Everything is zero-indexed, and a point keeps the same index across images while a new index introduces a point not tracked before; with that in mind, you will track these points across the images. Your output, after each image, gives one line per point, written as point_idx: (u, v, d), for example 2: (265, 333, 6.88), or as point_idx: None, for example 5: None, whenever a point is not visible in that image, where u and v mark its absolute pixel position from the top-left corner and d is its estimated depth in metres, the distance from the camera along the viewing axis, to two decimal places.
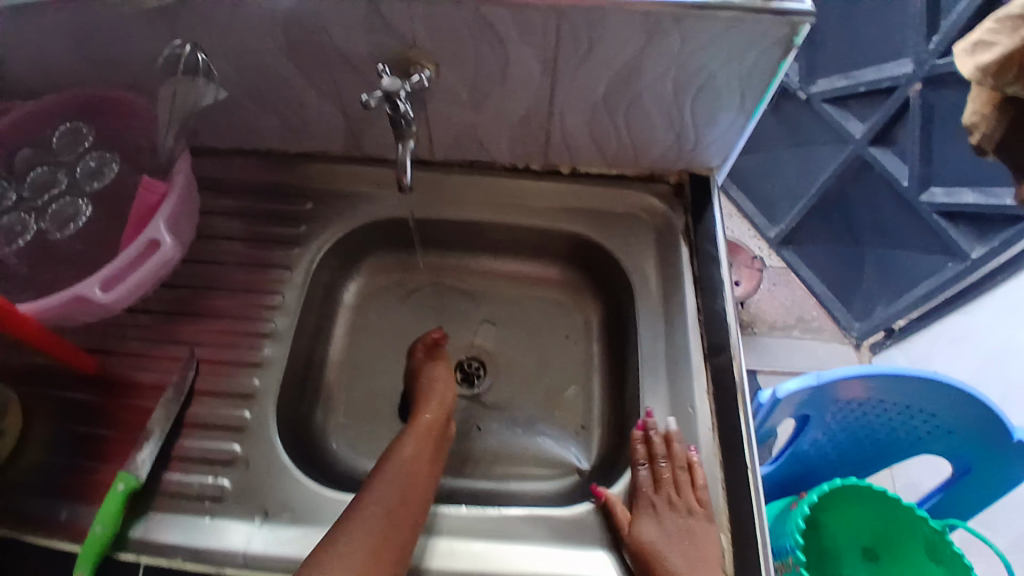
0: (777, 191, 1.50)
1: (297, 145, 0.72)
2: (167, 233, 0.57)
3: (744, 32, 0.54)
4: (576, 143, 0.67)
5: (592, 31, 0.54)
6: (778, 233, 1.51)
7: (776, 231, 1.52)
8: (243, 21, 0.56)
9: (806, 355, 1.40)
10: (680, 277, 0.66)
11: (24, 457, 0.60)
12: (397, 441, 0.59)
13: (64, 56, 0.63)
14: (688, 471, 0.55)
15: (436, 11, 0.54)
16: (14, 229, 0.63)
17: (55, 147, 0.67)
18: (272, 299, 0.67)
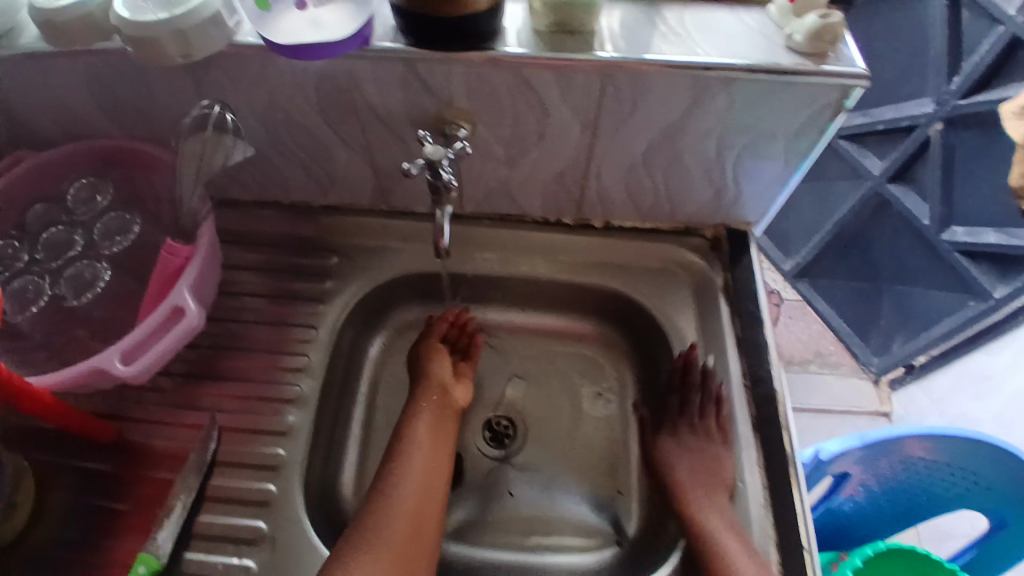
0: (794, 226, 1.48)
1: (322, 198, 0.70)
2: (190, 299, 0.54)
3: (796, 94, 0.52)
4: (611, 199, 0.65)
5: (637, 92, 0.53)
6: (794, 266, 1.48)
7: (791, 264, 1.49)
8: (273, 79, 0.54)
9: (822, 393, 1.31)
10: (723, 340, 0.63)
11: (35, 531, 0.58)
12: (400, 430, 0.60)
13: (83, 108, 0.61)
14: (720, 403, 0.61)
15: (476, 72, 0.52)
16: (27, 293, 0.61)
17: (71, 202, 0.65)
18: (297, 360, 0.65)
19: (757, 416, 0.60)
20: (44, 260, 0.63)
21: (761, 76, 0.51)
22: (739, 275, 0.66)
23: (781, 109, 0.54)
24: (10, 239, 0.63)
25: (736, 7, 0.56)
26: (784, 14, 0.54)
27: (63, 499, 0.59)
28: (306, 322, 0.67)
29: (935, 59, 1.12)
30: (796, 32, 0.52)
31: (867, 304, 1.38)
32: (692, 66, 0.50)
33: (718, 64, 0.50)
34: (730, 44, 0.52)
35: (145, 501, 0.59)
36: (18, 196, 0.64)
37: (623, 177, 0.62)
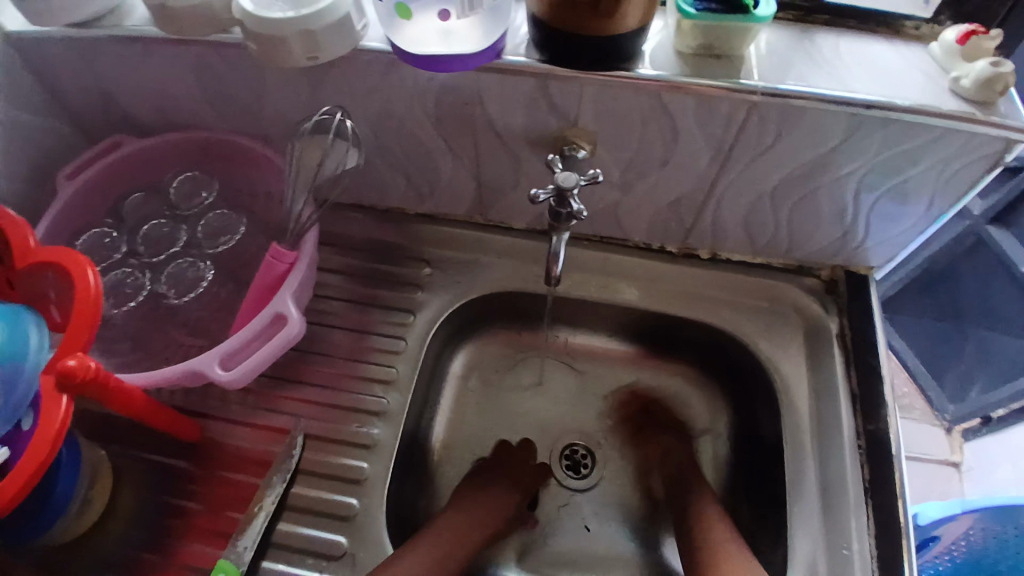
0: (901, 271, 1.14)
1: (418, 206, 0.68)
2: (292, 306, 0.53)
3: (955, 142, 0.49)
4: (724, 229, 0.63)
5: (783, 126, 0.50)
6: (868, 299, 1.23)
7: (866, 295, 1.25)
8: (394, 87, 0.52)
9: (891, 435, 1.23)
10: (836, 392, 0.61)
11: (109, 524, 0.59)
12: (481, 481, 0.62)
13: (190, 102, 0.59)
14: (777, 317, 0.66)
15: (611, 92, 0.49)
16: (125, 287, 0.61)
17: (172, 197, 0.65)
18: (385, 372, 0.64)
19: (872, 481, 0.57)
20: (144, 253, 0.63)
21: (924, 121, 0.47)
22: (858, 323, 0.64)
23: (938, 155, 0.50)
24: (106, 228, 0.63)
25: (894, 41, 0.53)
26: (951, 53, 0.50)
27: (139, 496, 0.60)
28: (393, 331, 0.65)
29: None
30: (964, 76, 0.48)
31: (945, 346, 1.18)
32: (851, 104, 0.47)
33: (880, 102, 0.47)
34: (892, 83, 0.49)
35: (215, 504, 0.59)
36: (118, 184, 0.63)
37: (744, 209, 0.60)
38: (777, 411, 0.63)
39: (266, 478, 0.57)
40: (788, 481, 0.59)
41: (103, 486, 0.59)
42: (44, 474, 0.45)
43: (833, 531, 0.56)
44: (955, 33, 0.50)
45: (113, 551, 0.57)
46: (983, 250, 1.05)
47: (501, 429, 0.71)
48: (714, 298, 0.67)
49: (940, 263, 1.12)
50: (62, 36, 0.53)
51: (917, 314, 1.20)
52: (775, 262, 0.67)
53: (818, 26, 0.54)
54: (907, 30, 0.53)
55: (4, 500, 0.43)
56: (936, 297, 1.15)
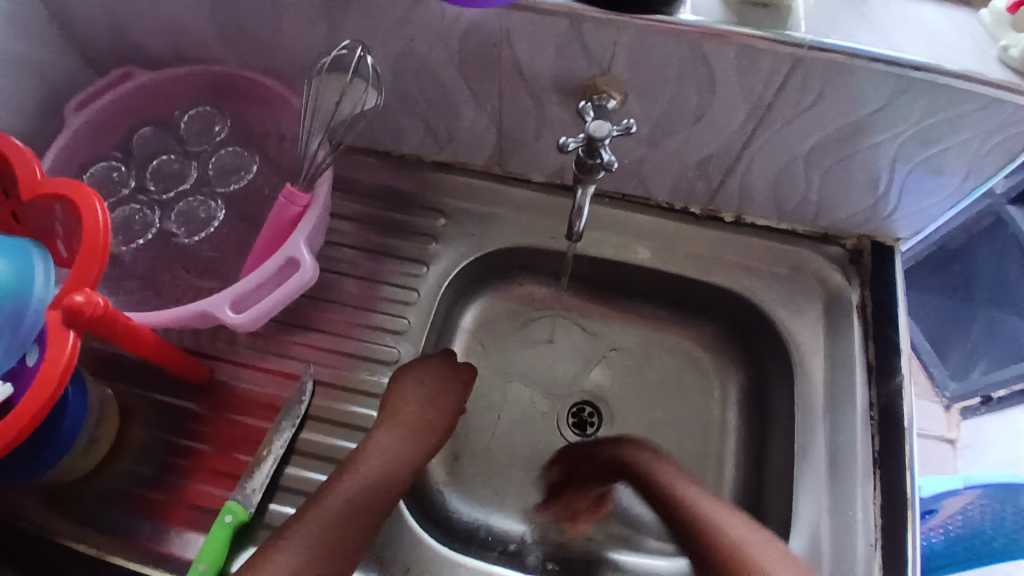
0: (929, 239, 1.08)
1: (434, 154, 0.65)
2: (305, 252, 0.51)
3: (1002, 112, 0.46)
4: (750, 192, 0.61)
5: (826, 86, 0.47)
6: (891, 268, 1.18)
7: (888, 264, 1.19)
8: (419, 26, 0.49)
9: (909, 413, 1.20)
10: (852, 363, 0.61)
11: (116, 462, 0.59)
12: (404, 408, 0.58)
13: (202, 32, 0.56)
14: (798, 284, 0.65)
15: (649, 40, 0.46)
16: (133, 225, 0.60)
17: (183, 132, 0.62)
18: (396, 323, 0.63)
19: (882, 451, 0.57)
20: (153, 189, 0.61)
21: (971, 88, 0.45)
22: (880, 295, 0.62)
23: (984, 124, 0.48)
24: (115, 162, 0.61)
25: (946, 2, 0.50)
26: (1001, 21, 0.47)
27: (147, 435, 0.60)
28: (405, 282, 0.64)
29: None
30: (1013, 45, 0.45)
31: (956, 327, 1.15)
32: (899, 65, 0.44)
33: (928, 64, 0.44)
34: (941, 45, 0.46)
35: (222, 445, 0.59)
36: (128, 117, 0.61)
37: (772, 172, 0.58)
38: (789, 380, 0.63)
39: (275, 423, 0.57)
40: (798, 449, 0.59)
41: (112, 425, 0.59)
42: (49, 412, 0.44)
43: (838, 499, 0.57)
44: (1008, 1, 0.47)
45: (121, 489, 0.58)
46: (1000, 230, 1.05)
47: (510, 385, 0.71)
48: (734, 263, 0.66)
49: (957, 241, 1.09)
50: None
51: (930, 294, 1.15)
52: (801, 228, 0.65)
53: None
54: None
55: (10, 436, 0.42)
56: (949, 275, 1.12)
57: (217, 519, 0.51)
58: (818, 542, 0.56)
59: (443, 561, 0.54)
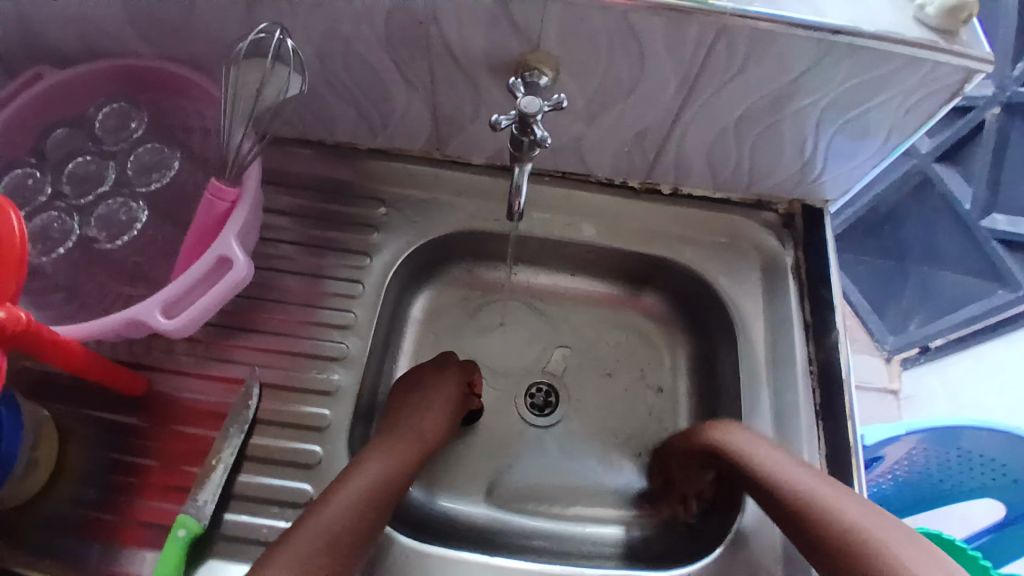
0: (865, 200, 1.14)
1: (370, 141, 0.64)
2: (238, 249, 0.49)
3: (920, 70, 0.48)
4: (688, 164, 0.62)
5: (752, 52, 0.48)
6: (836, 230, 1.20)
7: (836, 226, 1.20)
8: (339, 5, 0.47)
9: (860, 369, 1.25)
10: (792, 325, 0.63)
11: (52, 487, 0.55)
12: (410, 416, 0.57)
13: (107, 22, 0.53)
14: (738, 251, 0.66)
15: (576, 12, 0.46)
16: (53, 234, 0.55)
17: (99, 132, 0.59)
18: (342, 317, 0.61)
19: (823, 405, 0.60)
20: (71, 194, 0.57)
21: (889, 49, 0.46)
22: (813, 257, 0.65)
23: (902, 84, 0.49)
24: (30, 167, 0.57)
25: None
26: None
27: (87, 453, 0.57)
28: (348, 275, 0.63)
29: (1005, 42, 0.85)
30: (928, 3, 0.46)
31: (891, 284, 1.22)
32: (820, 29, 0.45)
33: (847, 27, 0.45)
34: (859, 7, 0.47)
35: (167, 458, 0.56)
36: (38, 119, 0.56)
37: (709, 141, 0.58)
38: (734, 346, 0.64)
39: (222, 430, 0.55)
40: (747, 412, 0.61)
41: (48, 447, 0.55)
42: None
43: None
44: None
45: (65, 512, 0.55)
46: (929, 189, 1.08)
47: None
48: (677, 234, 0.67)
49: (888, 202, 1.14)
50: None
51: (862, 253, 1.23)
52: (738, 195, 0.67)
53: None
54: None
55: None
56: (881, 236, 1.18)
57: (169, 533, 0.49)
58: None
59: (409, 553, 0.54)
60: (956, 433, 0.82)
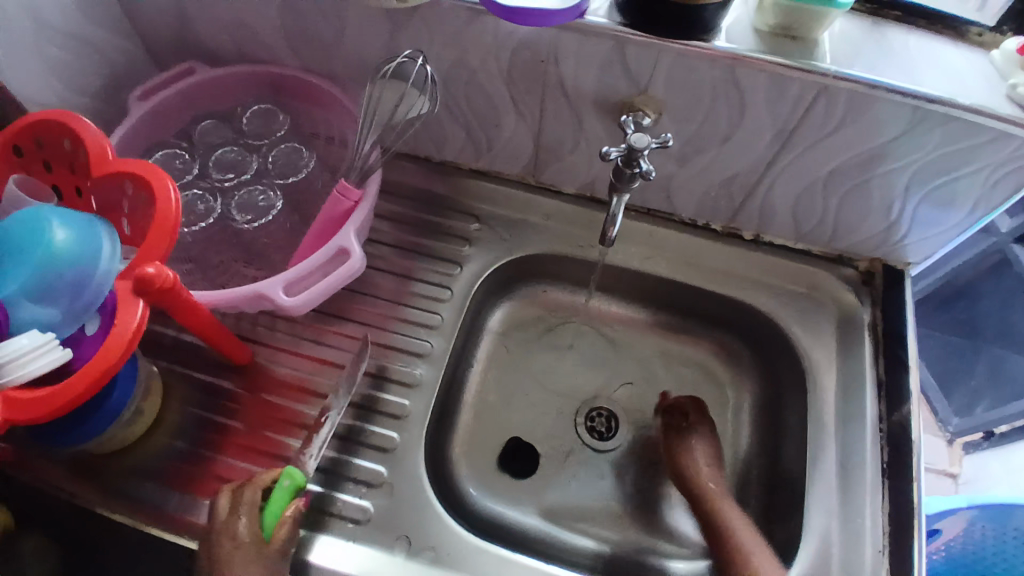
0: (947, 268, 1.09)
1: (473, 161, 0.70)
2: (355, 243, 0.55)
3: (1012, 145, 0.50)
4: (770, 213, 0.65)
5: (849, 112, 0.51)
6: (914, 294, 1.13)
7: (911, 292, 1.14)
8: (472, 38, 0.53)
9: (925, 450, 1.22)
10: (861, 382, 0.64)
11: (154, 437, 0.61)
12: None
13: (266, 35, 0.60)
14: (810, 301, 0.68)
15: (686, 62, 0.50)
16: (198, 210, 0.64)
17: (245, 130, 0.67)
18: (428, 317, 0.66)
19: (890, 463, 0.60)
20: (214, 176, 0.65)
21: (981, 122, 0.49)
22: (889, 315, 0.66)
23: (993, 155, 0.51)
24: (179, 149, 0.66)
25: (958, 45, 0.54)
26: (1010, 60, 0.50)
27: (186, 411, 0.63)
28: (438, 280, 0.68)
29: None
30: (1022, 83, 0.49)
31: (960, 362, 1.18)
32: (916, 97, 0.48)
33: (942, 98, 0.48)
34: (955, 82, 0.50)
35: (254, 424, 0.61)
36: (191, 111, 0.65)
37: (795, 192, 0.61)
38: (802, 394, 0.65)
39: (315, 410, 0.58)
40: (810, 461, 0.62)
41: (155, 399, 0.61)
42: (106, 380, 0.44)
43: (848, 507, 0.59)
44: (1016, 43, 0.51)
45: (160, 462, 0.60)
46: (1006, 269, 1.06)
47: (532, 387, 0.73)
48: (752, 279, 0.69)
49: (964, 277, 1.11)
50: None
51: (933, 328, 1.18)
52: (817, 249, 0.69)
53: (890, 18, 0.55)
54: (971, 37, 0.54)
55: (64, 401, 0.43)
56: (954, 311, 1.15)
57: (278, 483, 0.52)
58: (826, 548, 0.58)
59: (469, 546, 0.57)
60: (1010, 511, 0.80)
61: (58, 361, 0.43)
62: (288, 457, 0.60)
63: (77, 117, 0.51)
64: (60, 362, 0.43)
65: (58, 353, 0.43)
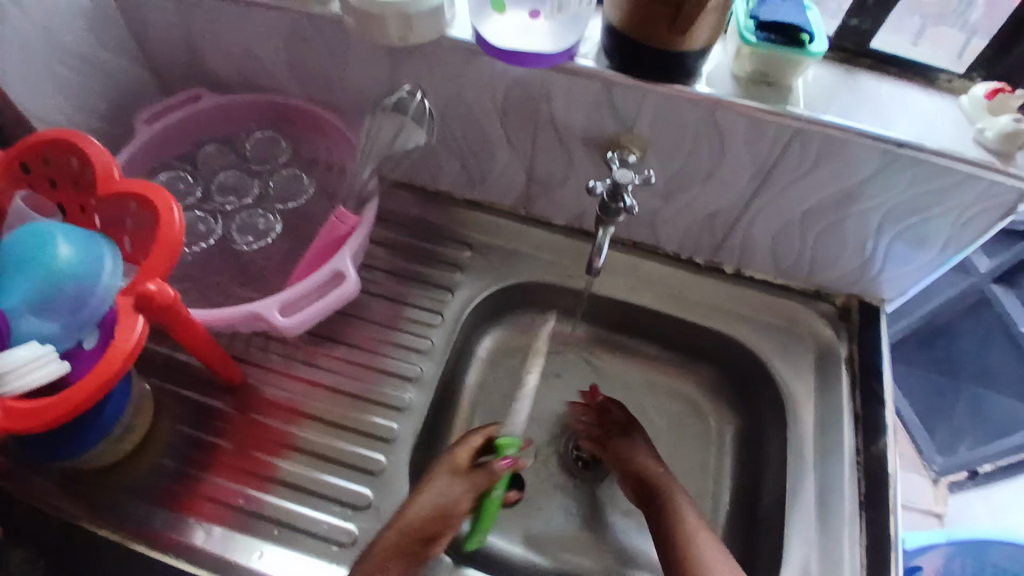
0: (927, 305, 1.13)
1: (467, 192, 0.72)
2: (350, 266, 0.57)
3: (976, 188, 0.53)
4: (751, 248, 0.68)
5: (823, 155, 0.54)
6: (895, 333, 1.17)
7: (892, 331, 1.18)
8: (469, 76, 0.56)
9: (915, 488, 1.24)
10: (840, 415, 0.65)
11: (141, 454, 0.61)
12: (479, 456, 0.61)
13: (273, 67, 0.63)
14: (789, 334, 0.70)
15: (670, 103, 0.53)
16: (198, 231, 0.65)
17: (248, 155, 0.69)
18: (419, 342, 0.68)
19: (867, 495, 0.61)
20: (216, 200, 0.67)
21: (949, 165, 0.52)
22: (866, 350, 0.68)
23: (957, 198, 0.55)
24: (181, 171, 0.67)
25: (929, 89, 0.57)
26: (977, 106, 0.54)
27: (175, 430, 0.63)
28: (429, 306, 0.70)
29: None
30: (988, 128, 0.52)
31: (942, 400, 1.20)
32: (886, 141, 0.51)
33: (910, 142, 0.51)
34: (924, 128, 0.53)
35: (242, 444, 0.62)
36: (196, 134, 0.68)
37: (774, 229, 0.64)
38: (784, 426, 0.67)
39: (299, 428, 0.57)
40: (790, 491, 0.63)
41: (145, 417, 0.62)
42: (104, 392, 0.45)
43: (827, 538, 0.60)
44: (984, 89, 0.54)
45: (145, 480, 0.60)
46: (984, 308, 1.09)
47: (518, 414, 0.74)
48: (734, 311, 0.71)
49: (943, 317, 1.14)
50: None
51: (915, 366, 1.21)
52: (796, 283, 0.71)
53: (862, 69, 0.59)
54: (941, 82, 0.58)
55: (65, 409, 0.43)
56: (934, 350, 1.18)
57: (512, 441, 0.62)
58: None
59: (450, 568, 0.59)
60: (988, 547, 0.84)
61: (56, 374, 0.44)
62: (276, 478, 0.60)
63: (86, 139, 0.54)
64: (57, 374, 0.44)
65: (57, 365, 0.44)
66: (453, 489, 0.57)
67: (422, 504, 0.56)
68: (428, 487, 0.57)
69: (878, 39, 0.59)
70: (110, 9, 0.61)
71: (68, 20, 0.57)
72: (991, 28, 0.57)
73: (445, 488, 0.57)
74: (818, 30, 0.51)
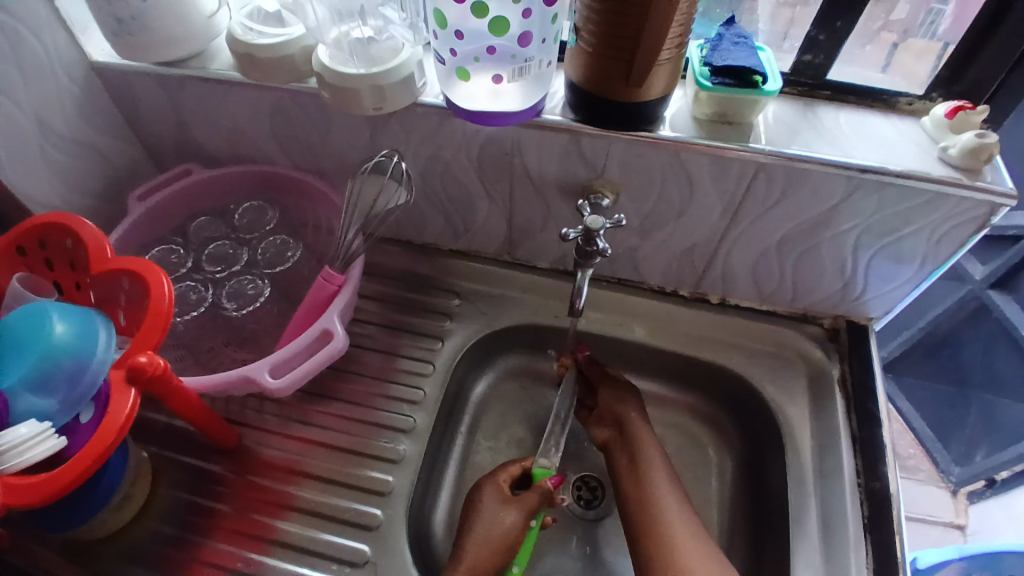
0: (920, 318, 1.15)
1: (451, 243, 0.74)
2: (338, 324, 0.58)
3: (943, 207, 0.54)
4: (733, 277, 0.69)
5: (788, 186, 0.56)
6: None
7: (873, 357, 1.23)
8: (443, 136, 0.59)
9: (936, 501, 1.22)
10: (837, 439, 0.65)
11: (140, 522, 0.62)
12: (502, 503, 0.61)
13: (259, 138, 0.66)
14: (779, 360, 0.71)
15: (636, 149, 0.55)
16: (189, 300, 0.67)
17: (238, 225, 0.72)
18: (411, 393, 0.69)
19: (870, 517, 0.60)
20: (207, 269, 0.70)
21: (915, 185, 0.53)
22: (857, 371, 0.68)
23: (927, 217, 0.56)
24: (174, 245, 0.70)
25: (889, 115, 0.59)
26: (941, 124, 0.55)
27: (173, 495, 0.64)
28: (421, 356, 0.71)
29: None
30: (951, 145, 0.53)
31: (951, 410, 1.20)
32: (848, 168, 0.53)
33: (873, 167, 0.53)
34: (885, 152, 0.55)
35: (242, 506, 0.63)
36: (187, 208, 0.70)
37: (752, 258, 0.65)
38: (782, 454, 0.66)
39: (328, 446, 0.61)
40: (792, 518, 0.62)
41: (144, 484, 0.63)
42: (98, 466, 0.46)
43: (833, 565, 0.59)
44: (945, 108, 0.56)
45: (145, 549, 0.61)
46: (984, 315, 1.07)
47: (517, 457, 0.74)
48: (723, 340, 0.72)
49: (944, 327, 1.13)
50: (153, 71, 0.61)
51: (923, 377, 1.22)
52: (783, 308, 0.72)
53: (821, 100, 0.61)
54: (901, 106, 0.60)
55: (61, 485, 0.45)
56: (938, 360, 1.17)
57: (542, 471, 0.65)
58: None
59: None
60: (998, 558, 0.90)
61: (55, 449, 0.45)
62: (276, 539, 0.61)
63: (79, 220, 0.56)
64: (55, 450, 0.45)
65: (53, 442, 0.45)
66: (505, 515, 0.60)
67: (481, 533, 0.59)
68: (480, 521, 0.60)
69: (834, 72, 0.61)
70: (102, 95, 0.65)
71: (61, 109, 0.61)
72: (957, 37, 0.57)
73: (495, 516, 0.60)
74: (771, 70, 0.54)
